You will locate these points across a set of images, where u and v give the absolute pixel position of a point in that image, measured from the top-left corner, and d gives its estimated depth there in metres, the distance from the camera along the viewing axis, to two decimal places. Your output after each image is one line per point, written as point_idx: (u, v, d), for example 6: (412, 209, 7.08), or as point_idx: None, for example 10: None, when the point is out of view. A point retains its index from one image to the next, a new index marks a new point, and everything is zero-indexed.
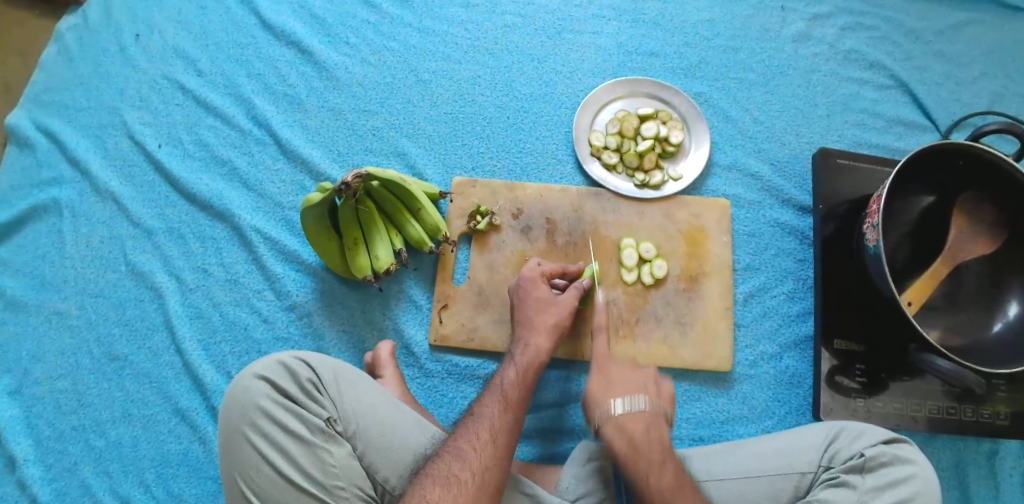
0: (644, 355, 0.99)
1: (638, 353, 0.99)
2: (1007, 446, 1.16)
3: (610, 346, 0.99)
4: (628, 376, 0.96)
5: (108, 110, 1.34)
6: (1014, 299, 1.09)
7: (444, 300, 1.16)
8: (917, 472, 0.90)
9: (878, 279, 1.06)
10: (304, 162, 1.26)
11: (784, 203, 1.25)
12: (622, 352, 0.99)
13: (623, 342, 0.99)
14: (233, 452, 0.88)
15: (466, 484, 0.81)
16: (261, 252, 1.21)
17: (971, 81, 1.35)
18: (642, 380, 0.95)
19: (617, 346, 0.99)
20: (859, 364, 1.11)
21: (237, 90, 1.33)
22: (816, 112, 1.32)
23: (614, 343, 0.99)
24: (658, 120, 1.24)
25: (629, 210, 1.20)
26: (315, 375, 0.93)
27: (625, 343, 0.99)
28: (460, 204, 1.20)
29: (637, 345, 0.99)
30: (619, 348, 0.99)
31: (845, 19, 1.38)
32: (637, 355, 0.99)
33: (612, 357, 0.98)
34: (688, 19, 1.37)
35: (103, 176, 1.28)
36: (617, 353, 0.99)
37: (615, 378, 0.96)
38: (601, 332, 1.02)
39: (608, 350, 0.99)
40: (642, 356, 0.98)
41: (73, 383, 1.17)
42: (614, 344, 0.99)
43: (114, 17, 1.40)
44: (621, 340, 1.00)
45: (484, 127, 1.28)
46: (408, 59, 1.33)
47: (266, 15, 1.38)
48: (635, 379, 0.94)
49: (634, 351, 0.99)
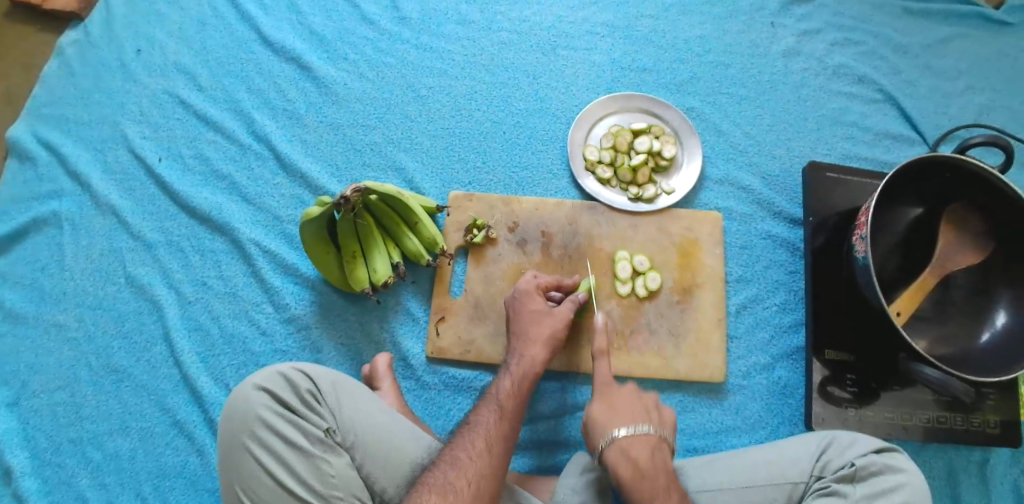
0: (659, 443, 0.90)
1: (636, 394, 0.96)
2: (997, 454, 1.17)
3: (626, 435, 0.89)
4: (651, 472, 0.87)
5: (108, 124, 1.35)
6: (1003, 309, 1.11)
7: (441, 313, 1.17)
8: (908, 480, 0.91)
9: (867, 290, 1.08)
10: (302, 176, 1.28)
11: (776, 216, 1.27)
12: (637, 443, 0.89)
13: (637, 428, 0.90)
14: (233, 463, 0.89)
15: (462, 491, 0.82)
16: (260, 265, 1.22)
17: (958, 94, 1.38)
18: (667, 476, 0.87)
19: (633, 434, 0.89)
20: (849, 374, 1.13)
21: (236, 105, 1.35)
22: (806, 126, 1.34)
23: (630, 432, 0.89)
24: (651, 135, 1.26)
25: (623, 222, 1.22)
26: (314, 386, 0.94)
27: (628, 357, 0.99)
28: (457, 217, 1.22)
29: (652, 431, 0.90)
30: (634, 436, 0.89)
31: (834, 34, 1.41)
32: (655, 445, 0.89)
33: (630, 448, 0.88)
34: (680, 35, 1.40)
35: (102, 189, 1.30)
36: (633, 442, 0.89)
37: (640, 473, 0.86)
38: (612, 419, 0.92)
39: (623, 438, 0.89)
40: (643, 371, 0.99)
41: (70, 395, 1.18)
42: (629, 431, 0.89)
43: (115, 32, 1.42)
44: (635, 427, 0.90)
45: (480, 142, 1.30)
46: (406, 74, 1.35)
47: (266, 31, 1.40)
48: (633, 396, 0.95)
49: (651, 439, 0.89)
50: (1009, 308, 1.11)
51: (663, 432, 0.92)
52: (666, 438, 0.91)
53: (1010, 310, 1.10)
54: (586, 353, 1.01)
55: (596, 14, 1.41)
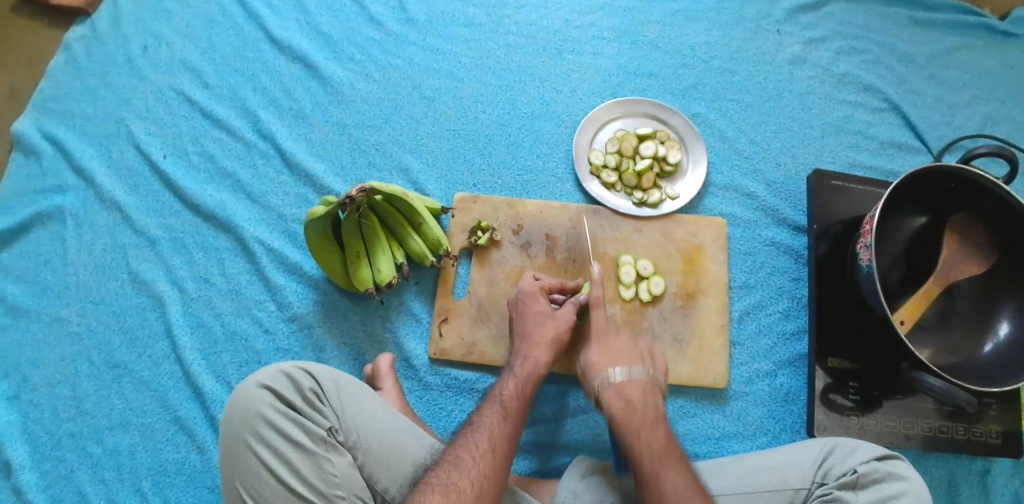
0: (651, 384, 1.00)
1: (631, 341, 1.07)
2: (999, 464, 1.17)
3: (621, 375, 0.99)
4: (641, 408, 0.96)
5: (114, 120, 1.36)
6: (1005, 319, 1.11)
7: (444, 314, 1.17)
8: (909, 487, 0.91)
9: (870, 298, 1.08)
10: (307, 176, 1.28)
11: (780, 223, 1.27)
12: (632, 381, 0.99)
13: (631, 371, 1.00)
14: (236, 461, 0.88)
15: (464, 492, 0.82)
16: (263, 264, 1.23)
17: (963, 105, 1.38)
18: (655, 412, 0.96)
19: (628, 375, 0.99)
20: (852, 382, 1.13)
21: (242, 103, 1.36)
22: (811, 134, 1.34)
23: (625, 372, 0.99)
24: (656, 140, 1.27)
25: (628, 227, 1.22)
26: (317, 385, 0.94)
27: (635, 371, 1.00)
28: (462, 219, 1.22)
29: (646, 374, 1.00)
30: (628, 376, 0.99)
31: (840, 43, 1.42)
32: (647, 386, 0.99)
33: (623, 387, 0.98)
34: (686, 41, 1.40)
35: (107, 185, 1.30)
36: (627, 382, 0.99)
37: (630, 409, 0.96)
38: (609, 361, 1.02)
39: (618, 379, 0.99)
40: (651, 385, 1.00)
41: (71, 390, 1.17)
42: (625, 372, 0.99)
43: (122, 29, 1.43)
44: (630, 369, 1.00)
45: (485, 144, 1.31)
46: (412, 76, 1.36)
47: (273, 30, 1.40)
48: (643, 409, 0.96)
49: (644, 379, 1.00)
50: (1012, 318, 1.11)
51: (657, 378, 1.02)
52: (659, 383, 1.02)
53: (1014, 321, 1.10)
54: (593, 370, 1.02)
55: (602, 19, 1.41)
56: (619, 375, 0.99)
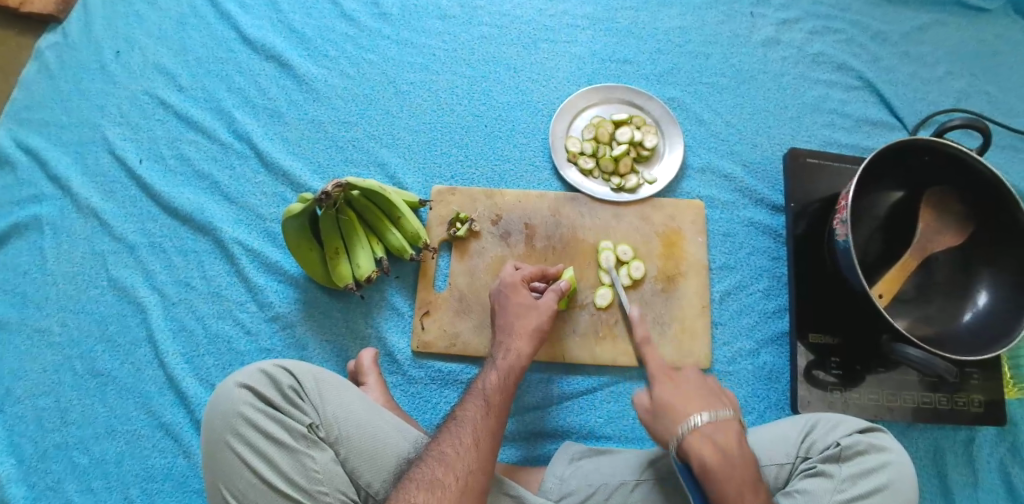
0: (740, 431, 0.91)
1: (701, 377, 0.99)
2: (983, 433, 1.19)
3: (708, 421, 0.90)
4: (738, 458, 0.87)
5: (89, 127, 1.35)
6: (984, 289, 1.12)
7: (425, 307, 1.17)
8: (892, 459, 0.92)
9: (848, 274, 1.09)
10: (284, 174, 1.28)
11: (758, 203, 1.28)
12: (721, 428, 0.90)
13: (717, 414, 0.91)
14: (217, 461, 0.88)
15: (450, 488, 0.82)
16: (243, 264, 1.22)
17: (938, 80, 1.39)
18: (752, 463, 0.87)
19: (715, 419, 0.91)
20: (834, 358, 1.13)
21: (217, 104, 1.35)
22: (786, 114, 1.35)
23: (712, 417, 0.91)
24: (632, 125, 1.26)
25: (606, 213, 1.22)
26: (296, 382, 0.93)
27: (721, 417, 0.91)
28: (440, 212, 1.22)
29: (732, 420, 0.92)
30: (716, 421, 0.90)
31: (813, 23, 1.42)
32: (736, 432, 0.91)
33: (712, 433, 0.89)
34: (660, 27, 1.40)
35: (84, 192, 1.29)
36: (715, 428, 0.90)
37: (726, 461, 0.86)
38: (688, 406, 0.93)
39: (704, 424, 0.90)
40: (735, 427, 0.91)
41: (56, 400, 1.17)
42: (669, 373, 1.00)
43: (94, 35, 1.41)
44: (715, 412, 0.92)
45: (462, 135, 1.30)
46: (387, 70, 1.35)
47: (245, 30, 1.39)
48: (738, 463, 0.86)
49: (732, 424, 0.91)
50: (991, 290, 1.11)
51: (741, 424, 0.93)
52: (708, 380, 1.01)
53: (992, 292, 1.11)
54: (669, 413, 0.94)
55: (575, 7, 1.41)
56: (703, 420, 0.90)
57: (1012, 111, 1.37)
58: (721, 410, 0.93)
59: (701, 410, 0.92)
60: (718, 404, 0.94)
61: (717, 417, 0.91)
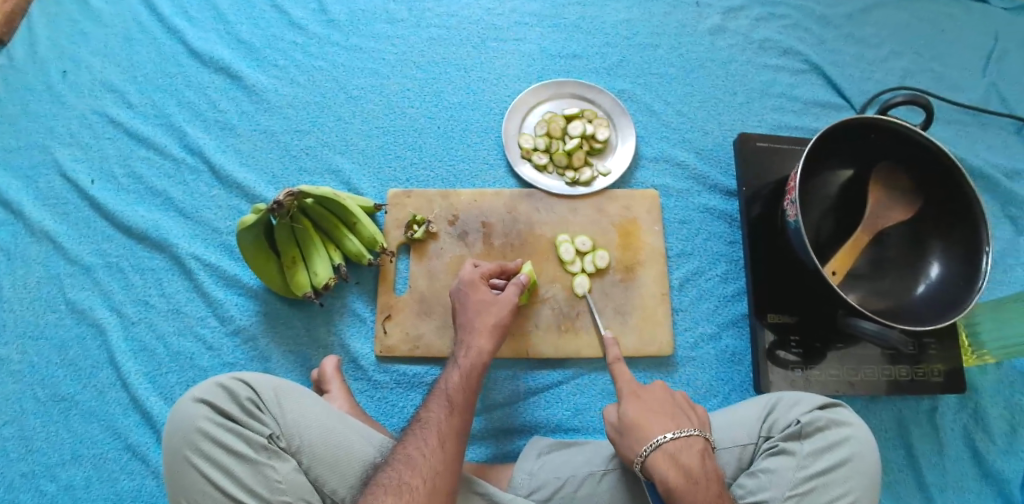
0: (706, 447, 0.90)
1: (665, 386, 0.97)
2: (945, 402, 1.21)
3: (672, 440, 0.88)
4: (703, 478, 0.86)
5: (39, 150, 1.33)
6: (936, 260, 1.14)
7: (387, 311, 1.17)
8: (852, 433, 0.94)
9: (801, 252, 1.11)
10: (238, 186, 1.27)
11: (712, 189, 1.29)
12: (686, 446, 0.89)
13: (683, 432, 0.90)
14: (177, 478, 0.87)
15: (417, 490, 0.82)
16: (202, 279, 1.21)
17: (881, 59, 1.42)
18: (717, 482, 0.87)
19: (680, 438, 0.89)
20: (793, 336, 1.15)
21: (168, 120, 1.34)
22: (735, 100, 1.37)
23: (676, 435, 0.89)
24: (584, 119, 1.28)
25: (562, 207, 1.23)
26: (255, 394, 0.92)
27: (685, 433, 0.89)
28: (397, 215, 1.22)
29: (697, 435, 0.90)
30: (681, 439, 0.89)
31: (757, 9, 1.45)
32: (702, 449, 0.90)
33: (677, 453, 0.88)
34: (607, 20, 1.42)
35: (36, 216, 1.27)
36: (680, 446, 0.88)
37: (692, 481, 0.85)
38: (652, 422, 0.91)
39: (669, 444, 0.88)
40: (700, 443, 0.90)
41: (18, 429, 1.15)
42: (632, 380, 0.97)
43: (39, 56, 1.39)
44: (679, 429, 0.90)
45: (416, 138, 1.31)
46: (338, 77, 1.35)
47: (192, 43, 1.38)
48: (704, 482, 0.86)
49: (697, 441, 0.90)
50: (942, 260, 1.14)
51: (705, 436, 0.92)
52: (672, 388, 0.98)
53: (943, 261, 1.13)
54: (633, 428, 0.91)
55: (523, 5, 1.42)
56: (670, 438, 0.88)
57: (955, 86, 1.41)
58: (685, 425, 0.91)
59: (665, 427, 0.90)
60: (682, 417, 0.93)
61: (685, 434, 0.90)
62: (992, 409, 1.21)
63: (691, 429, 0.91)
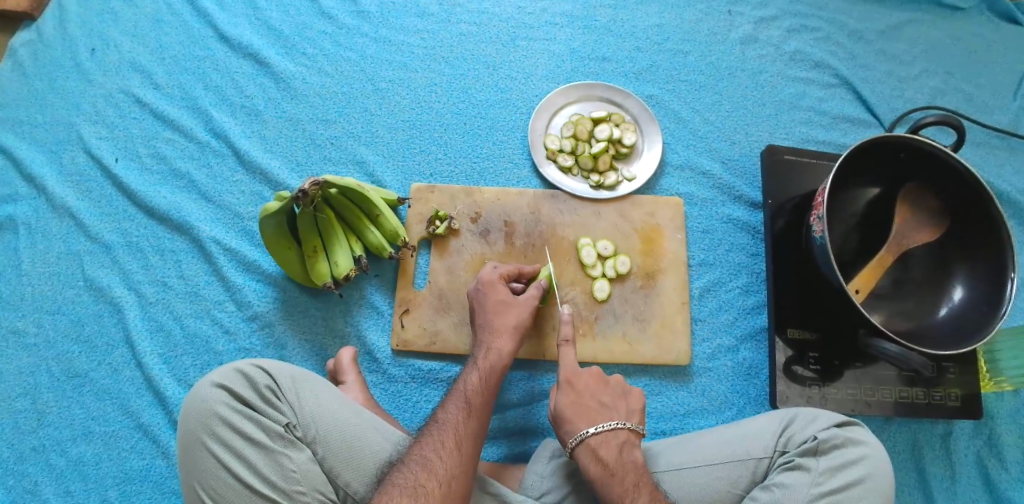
0: (629, 440, 0.93)
1: (596, 375, 0.99)
2: (960, 427, 1.20)
3: (595, 434, 0.92)
4: (620, 470, 0.89)
5: (64, 126, 1.33)
6: (960, 283, 1.13)
7: (405, 305, 1.17)
8: (869, 453, 0.93)
9: (826, 270, 1.10)
10: (262, 172, 1.27)
11: (736, 200, 1.28)
12: (608, 439, 0.92)
13: (606, 425, 0.93)
14: (194, 462, 0.87)
15: (432, 494, 0.82)
16: (220, 264, 1.21)
17: (913, 78, 1.41)
18: (635, 473, 0.89)
19: (603, 432, 0.92)
20: (813, 353, 1.14)
21: (194, 103, 1.34)
22: (764, 111, 1.36)
23: (599, 429, 0.92)
24: (611, 123, 1.27)
25: (586, 210, 1.22)
26: (273, 381, 0.91)
27: (608, 426, 0.92)
28: (419, 210, 1.22)
29: (622, 427, 0.93)
30: (602, 433, 0.92)
31: (790, 21, 1.43)
32: (624, 441, 0.92)
33: (598, 447, 0.91)
34: (639, 24, 1.41)
35: (59, 192, 1.27)
36: (602, 440, 0.91)
37: (609, 472, 0.89)
38: (582, 416, 0.94)
39: (592, 437, 0.91)
40: (624, 436, 0.93)
41: (32, 402, 1.15)
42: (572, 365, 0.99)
43: (69, 33, 1.40)
44: (602, 423, 0.93)
45: (441, 133, 1.30)
46: (365, 68, 1.35)
47: (222, 27, 1.39)
48: (621, 472, 0.89)
49: (620, 434, 0.93)
50: (966, 283, 1.12)
51: (634, 427, 0.95)
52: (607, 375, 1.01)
53: (968, 285, 1.12)
54: (564, 423, 0.94)
55: (554, 5, 1.41)
56: (593, 432, 0.92)
57: (987, 109, 1.39)
58: (609, 418, 0.94)
59: (592, 419, 0.94)
60: (610, 409, 0.96)
61: (609, 426, 0.92)
62: (1008, 437, 1.19)
63: (617, 423, 0.93)
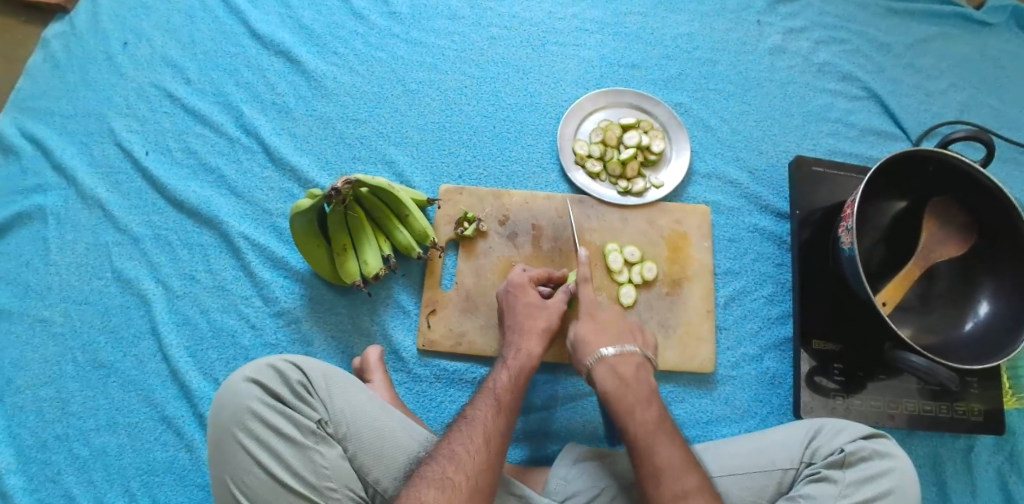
0: (644, 363, 0.99)
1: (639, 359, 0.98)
2: (982, 442, 1.20)
3: (613, 353, 0.97)
4: (634, 384, 0.95)
5: (95, 118, 1.34)
6: (985, 298, 1.13)
7: (432, 305, 1.17)
8: (896, 465, 0.92)
9: (854, 281, 1.10)
10: (292, 170, 1.28)
11: (763, 210, 1.29)
12: (626, 358, 0.97)
13: (624, 348, 0.98)
14: (225, 456, 0.87)
15: (460, 487, 0.82)
16: (249, 259, 1.22)
17: (940, 92, 1.41)
18: (649, 390, 0.95)
19: (619, 352, 0.97)
20: (837, 364, 1.14)
21: (225, 99, 1.35)
22: (792, 122, 1.36)
23: (618, 350, 0.98)
24: (640, 130, 1.28)
25: (613, 216, 1.23)
26: (305, 377, 0.92)
27: (627, 348, 0.98)
28: (448, 211, 1.22)
29: (638, 351, 0.99)
30: (620, 354, 0.97)
31: (819, 32, 1.44)
32: (641, 363, 0.98)
33: (616, 365, 0.96)
34: (668, 32, 1.41)
35: (89, 183, 1.29)
36: (619, 359, 0.97)
37: (624, 385, 0.94)
38: (600, 338, 1.00)
39: (610, 356, 0.97)
40: (642, 361, 0.98)
41: (57, 391, 1.16)
42: (616, 350, 0.98)
43: (102, 26, 1.41)
44: (621, 346, 0.99)
45: (470, 136, 1.31)
46: (396, 69, 1.36)
47: (254, 25, 1.40)
48: (635, 385, 0.95)
49: (637, 356, 0.98)
50: (991, 299, 1.12)
51: (647, 355, 1.01)
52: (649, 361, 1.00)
53: (993, 301, 1.12)
54: (582, 346, 1.00)
55: (584, 11, 1.42)
56: (610, 353, 0.97)
57: (1014, 125, 1.39)
58: (628, 343, 0.99)
59: (610, 340, 0.99)
60: (630, 336, 1.01)
61: (628, 350, 0.98)
62: None
63: (635, 347, 0.99)
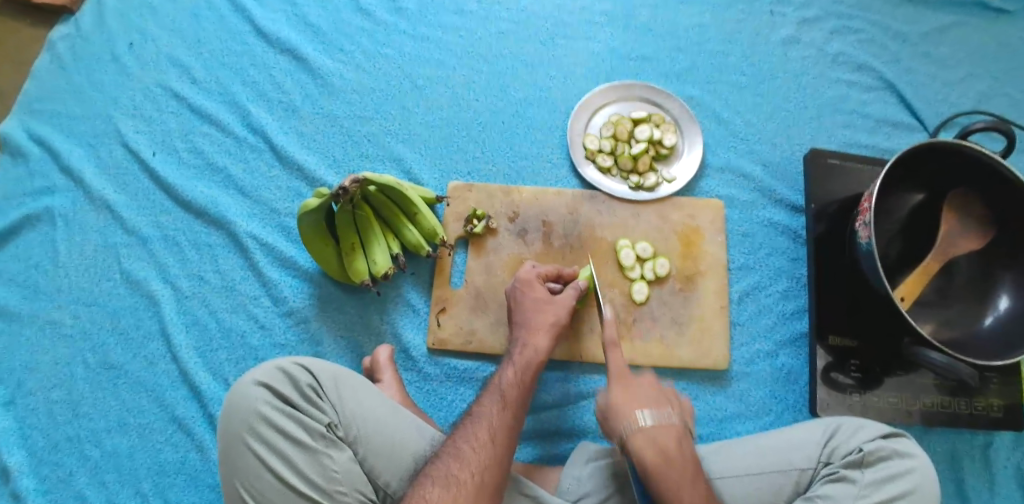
0: (683, 434, 0.88)
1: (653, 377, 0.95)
2: (1002, 438, 1.17)
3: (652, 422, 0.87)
4: (678, 460, 0.84)
5: (102, 119, 1.34)
6: (1006, 292, 1.10)
7: (442, 304, 1.16)
8: (916, 465, 0.90)
9: (870, 275, 1.07)
10: (299, 168, 1.27)
11: (777, 203, 1.26)
12: (664, 428, 0.87)
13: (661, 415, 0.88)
14: (234, 461, 0.86)
15: (465, 483, 0.80)
16: (257, 258, 1.21)
17: (958, 82, 1.38)
18: (693, 465, 0.85)
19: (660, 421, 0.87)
20: (854, 360, 1.12)
21: (231, 98, 1.34)
22: (806, 114, 1.34)
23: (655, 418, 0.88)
24: (651, 124, 1.26)
25: (624, 211, 1.21)
26: (314, 380, 0.91)
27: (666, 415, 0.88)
28: (457, 208, 1.21)
29: (679, 419, 0.89)
30: (658, 423, 0.87)
31: (833, 22, 1.41)
32: (679, 434, 0.88)
33: (656, 435, 0.86)
34: (679, 24, 1.39)
35: (96, 184, 1.28)
36: (659, 429, 0.87)
37: (667, 459, 0.84)
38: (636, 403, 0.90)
39: (648, 425, 0.87)
40: (683, 430, 0.88)
41: (67, 393, 1.16)
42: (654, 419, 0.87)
43: (108, 26, 1.41)
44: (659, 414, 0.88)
45: (479, 132, 1.29)
46: (403, 65, 1.34)
47: (260, 23, 1.39)
48: (680, 462, 0.84)
49: (676, 427, 0.88)
50: (1013, 292, 1.09)
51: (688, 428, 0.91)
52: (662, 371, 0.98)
53: (1014, 294, 1.09)
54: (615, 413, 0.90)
55: (594, 4, 1.40)
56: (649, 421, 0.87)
57: None
58: (667, 409, 0.89)
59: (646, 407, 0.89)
60: (668, 403, 0.91)
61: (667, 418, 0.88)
62: None
63: (675, 414, 0.90)
